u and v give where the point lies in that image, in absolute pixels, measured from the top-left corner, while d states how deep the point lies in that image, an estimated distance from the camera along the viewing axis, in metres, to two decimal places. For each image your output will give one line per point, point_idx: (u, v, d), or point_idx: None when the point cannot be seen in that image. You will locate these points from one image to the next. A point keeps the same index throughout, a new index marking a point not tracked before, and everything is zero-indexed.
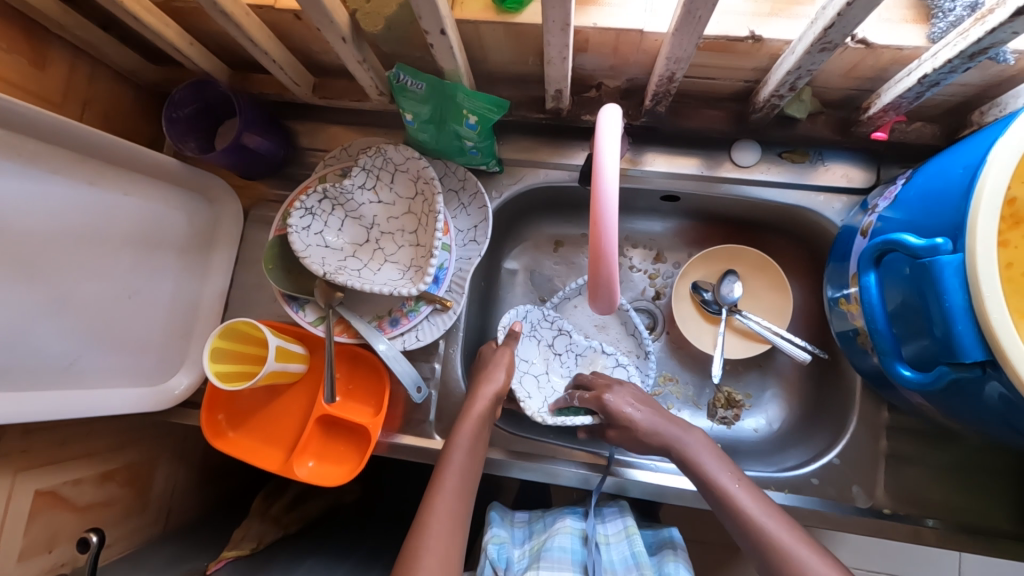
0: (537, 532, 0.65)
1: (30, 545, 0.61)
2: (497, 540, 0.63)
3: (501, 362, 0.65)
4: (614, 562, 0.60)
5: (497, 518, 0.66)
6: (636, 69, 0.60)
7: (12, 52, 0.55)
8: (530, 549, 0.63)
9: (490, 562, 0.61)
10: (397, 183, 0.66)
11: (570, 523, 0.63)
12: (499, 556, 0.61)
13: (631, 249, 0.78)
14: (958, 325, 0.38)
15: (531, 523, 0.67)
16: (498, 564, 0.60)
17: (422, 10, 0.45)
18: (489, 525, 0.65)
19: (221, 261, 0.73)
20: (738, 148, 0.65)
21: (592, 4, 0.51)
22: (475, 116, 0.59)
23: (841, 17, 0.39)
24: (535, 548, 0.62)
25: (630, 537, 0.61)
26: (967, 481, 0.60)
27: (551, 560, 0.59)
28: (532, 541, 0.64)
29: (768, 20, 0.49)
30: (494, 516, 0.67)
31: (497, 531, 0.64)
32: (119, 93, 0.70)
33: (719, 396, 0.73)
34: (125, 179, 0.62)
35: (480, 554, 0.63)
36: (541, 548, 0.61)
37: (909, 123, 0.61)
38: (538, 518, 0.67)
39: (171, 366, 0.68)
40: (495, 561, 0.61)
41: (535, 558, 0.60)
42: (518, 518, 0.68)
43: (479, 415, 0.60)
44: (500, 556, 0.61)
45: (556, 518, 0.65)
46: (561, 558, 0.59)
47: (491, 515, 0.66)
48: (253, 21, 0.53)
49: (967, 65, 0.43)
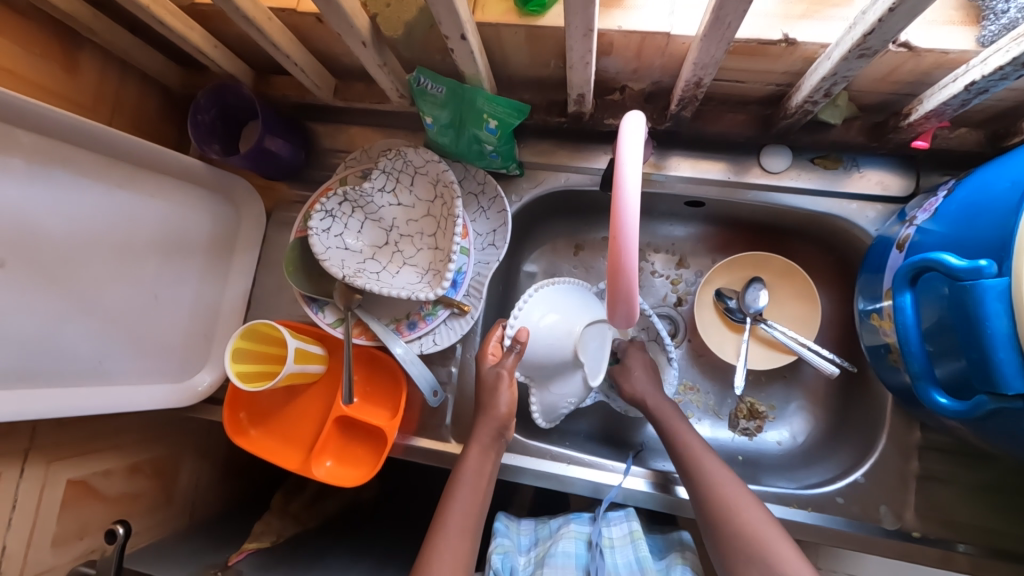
0: (542, 539, 0.64)
1: (63, 532, 0.64)
2: (501, 549, 0.62)
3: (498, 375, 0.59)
4: (619, 567, 0.59)
5: (503, 526, 0.66)
6: (662, 72, 0.58)
7: (45, 59, 0.57)
8: (535, 557, 0.62)
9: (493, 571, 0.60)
10: (417, 186, 0.66)
11: (574, 527, 0.63)
12: (502, 565, 0.61)
13: (653, 254, 0.77)
14: (1000, 354, 0.36)
15: (537, 530, 0.66)
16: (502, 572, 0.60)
17: (441, 16, 0.45)
18: (494, 532, 0.65)
19: (244, 262, 0.74)
20: (766, 154, 0.62)
21: (616, 6, 0.50)
22: (496, 121, 0.58)
23: (882, 23, 0.37)
24: (540, 555, 0.62)
25: (636, 542, 0.60)
26: (1004, 507, 0.57)
27: (554, 567, 0.58)
28: (537, 548, 0.63)
29: (803, 22, 0.47)
30: (500, 525, 0.66)
31: (501, 540, 0.64)
32: (148, 95, 0.71)
33: (741, 408, 0.71)
34: (152, 181, 0.63)
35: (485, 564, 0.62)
36: (546, 554, 0.61)
37: (952, 129, 0.58)
38: (543, 525, 0.67)
39: (195, 364, 0.70)
40: (498, 570, 0.60)
41: (538, 565, 0.60)
42: (525, 523, 0.68)
43: (486, 440, 0.58)
44: (504, 565, 0.61)
45: (560, 524, 0.65)
46: (563, 564, 0.59)
47: (495, 524, 0.66)
48: (275, 25, 0.53)
49: (1019, 72, 0.41)
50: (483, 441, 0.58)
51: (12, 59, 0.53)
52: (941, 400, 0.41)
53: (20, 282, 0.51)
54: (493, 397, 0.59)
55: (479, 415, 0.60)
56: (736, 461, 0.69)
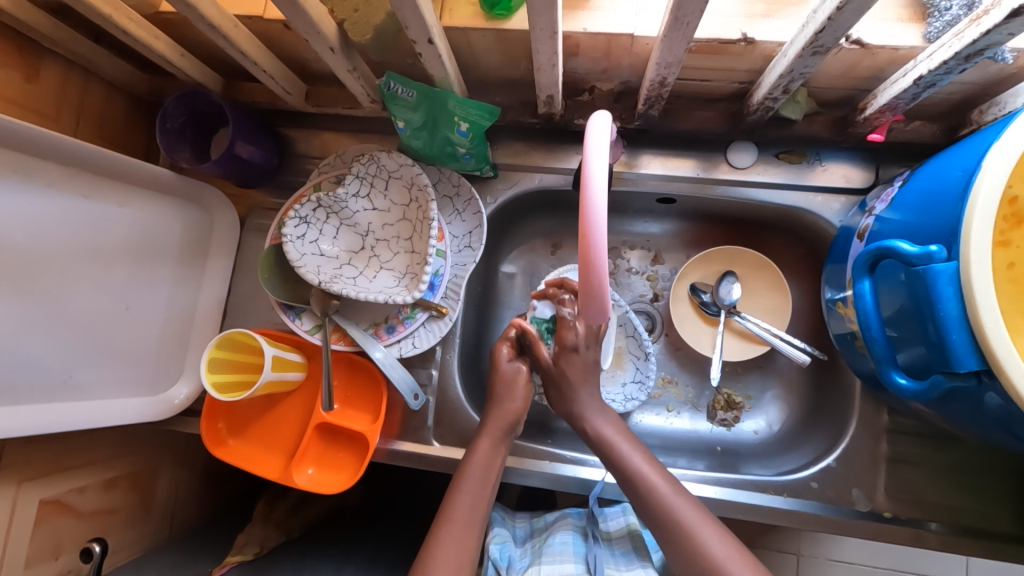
0: (538, 531, 0.66)
1: (37, 552, 0.63)
2: (499, 539, 0.64)
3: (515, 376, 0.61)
4: (616, 557, 0.61)
5: (499, 517, 0.68)
6: (629, 72, 0.59)
7: (4, 68, 0.56)
8: (532, 548, 0.63)
9: (492, 561, 0.61)
10: (391, 190, 0.66)
11: (571, 522, 0.64)
12: (501, 555, 0.62)
13: (629, 251, 0.78)
14: (953, 335, 0.38)
15: (532, 522, 0.68)
16: (501, 562, 0.61)
17: (407, 20, 0.45)
18: (492, 525, 0.66)
19: (218, 270, 0.73)
20: (733, 150, 0.64)
21: (581, 9, 0.51)
22: (468, 123, 0.59)
23: (832, 21, 0.39)
24: (537, 547, 0.63)
25: (633, 535, 0.62)
26: (970, 486, 0.59)
27: (552, 558, 0.59)
28: (533, 540, 0.65)
29: (762, 22, 0.48)
30: (497, 516, 0.68)
31: (499, 531, 0.65)
32: (115, 103, 0.70)
33: (718, 399, 0.73)
34: (120, 192, 0.62)
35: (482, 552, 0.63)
36: (543, 547, 0.62)
37: (907, 122, 0.60)
38: (538, 516, 0.69)
39: (171, 375, 0.69)
40: (497, 559, 0.61)
41: (536, 555, 0.61)
42: (521, 520, 0.69)
43: (497, 431, 0.59)
44: (502, 554, 0.62)
45: (557, 518, 0.67)
46: (562, 551, 0.60)
47: (494, 514, 0.67)
48: (242, 32, 0.53)
49: (963, 66, 0.42)
50: (495, 431, 0.59)
51: None
52: (901, 381, 0.43)
53: None
54: (509, 395, 0.60)
55: (496, 404, 0.61)
56: (715, 452, 0.71)
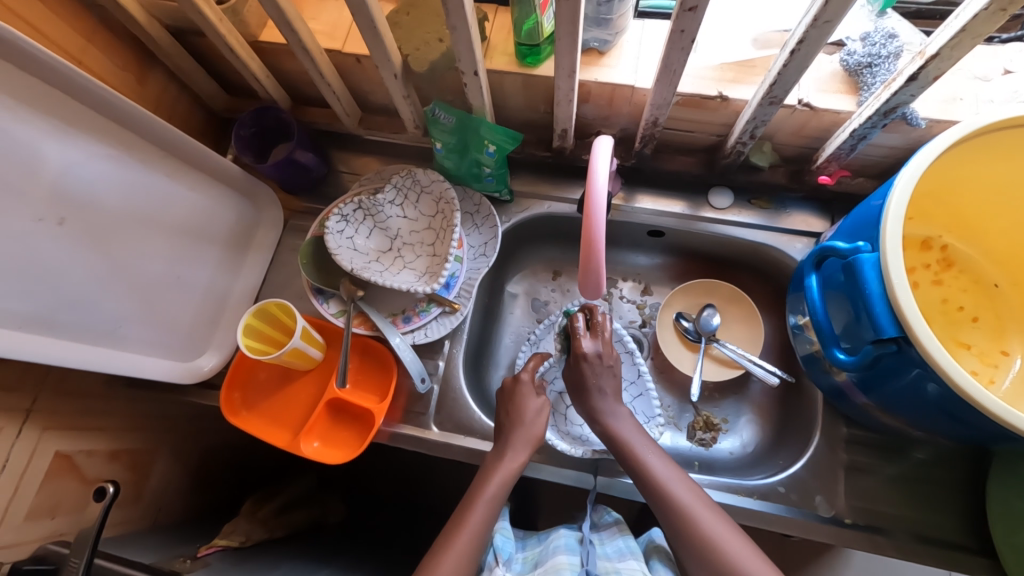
0: (532, 545, 0.68)
1: (40, 505, 0.65)
2: (504, 531, 0.67)
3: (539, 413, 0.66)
4: (608, 553, 0.63)
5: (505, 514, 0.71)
6: (630, 120, 0.72)
7: (123, 70, 0.69)
8: (527, 556, 0.66)
9: (493, 547, 0.64)
10: (421, 203, 0.77)
11: (564, 531, 0.66)
12: (502, 545, 0.65)
13: (622, 281, 0.87)
14: (877, 308, 0.47)
15: (527, 538, 0.70)
16: (501, 551, 0.64)
17: (460, 55, 0.58)
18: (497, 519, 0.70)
19: (259, 259, 0.82)
20: (712, 192, 0.76)
21: (594, 64, 0.65)
22: (495, 146, 0.70)
23: (780, 77, 0.52)
24: (532, 555, 0.65)
25: (625, 537, 0.65)
26: (926, 501, 0.64)
27: (547, 558, 0.62)
28: (530, 549, 0.67)
29: (733, 85, 0.62)
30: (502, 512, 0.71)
31: (504, 526, 0.68)
32: (199, 112, 0.83)
33: (698, 420, 0.79)
34: (193, 177, 0.73)
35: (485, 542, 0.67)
36: (540, 554, 0.64)
37: (853, 177, 0.73)
38: (533, 536, 0.71)
39: (200, 346, 0.76)
40: (498, 548, 0.65)
41: (532, 562, 0.63)
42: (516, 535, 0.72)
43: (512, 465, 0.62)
44: (504, 544, 0.65)
45: (550, 533, 0.68)
46: (556, 550, 0.62)
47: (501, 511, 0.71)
48: (324, 59, 0.67)
49: (883, 122, 0.56)
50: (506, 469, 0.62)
51: (98, 65, 0.65)
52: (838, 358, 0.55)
53: (68, 239, 0.58)
54: (535, 419, 0.66)
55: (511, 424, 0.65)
56: (693, 466, 0.76)
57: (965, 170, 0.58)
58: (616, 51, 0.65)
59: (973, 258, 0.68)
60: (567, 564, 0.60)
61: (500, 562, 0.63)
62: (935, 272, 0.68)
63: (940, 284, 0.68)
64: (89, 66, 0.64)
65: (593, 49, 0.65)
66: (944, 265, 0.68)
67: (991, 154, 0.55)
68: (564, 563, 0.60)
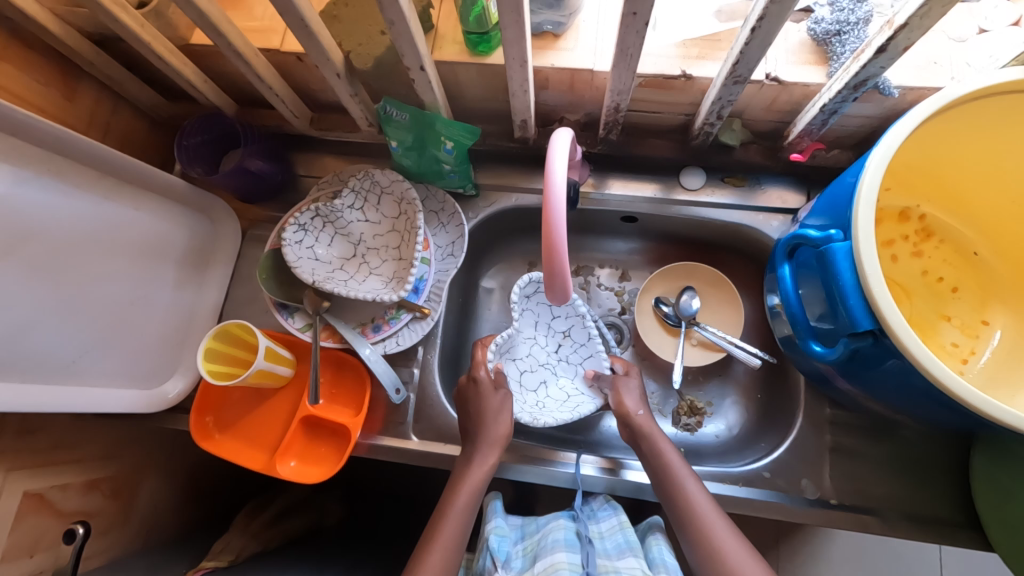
0: (531, 532, 0.67)
1: (15, 547, 0.63)
2: (498, 531, 0.66)
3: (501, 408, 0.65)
4: (608, 550, 0.63)
5: (498, 508, 0.70)
6: (592, 104, 0.69)
7: (46, 86, 0.64)
8: (526, 548, 0.65)
9: (490, 552, 0.64)
10: (383, 205, 0.74)
11: (562, 521, 0.65)
12: (499, 547, 0.65)
13: (599, 269, 0.85)
14: (851, 300, 0.45)
15: (525, 525, 0.69)
16: (498, 554, 0.64)
17: (403, 49, 0.54)
18: (491, 518, 0.69)
19: (219, 273, 0.79)
20: (685, 174, 0.73)
21: (550, 49, 0.61)
22: (452, 142, 0.67)
23: (742, 56, 0.49)
24: (531, 547, 0.64)
25: (625, 529, 0.64)
26: (912, 477, 0.64)
27: (546, 553, 0.60)
28: (528, 540, 0.66)
29: (697, 62, 0.59)
30: (496, 507, 0.70)
31: (499, 524, 0.68)
32: (140, 123, 0.78)
33: (682, 405, 0.78)
34: (136, 197, 0.68)
35: (482, 542, 0.66)
36: (538, 547, 0.63)
37: (828, 149, 0.70)
38: (530, 521, 0.69)
39: (166, 371, 0.73)
40: (494, 550, 0.64)
41: (530, 557, 0.62)
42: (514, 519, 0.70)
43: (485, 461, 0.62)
44: (500, 547, 0.65)
45: (548, 519, 0.67)
46: (553, 547, 0.61)
47: (494, 507, 0.70)
48: (261, 60, 0.62)
49: (854, 95, 0.53)
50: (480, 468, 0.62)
51: (16, 83, 0.60)
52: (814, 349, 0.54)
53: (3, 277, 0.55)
54: (497, 418, 0.64)
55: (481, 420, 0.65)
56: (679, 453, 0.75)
57: (944, 139, 0.56)
58: (572, 32, 0.61)
59: (953, 227, 0.66)
60: (567, 563, 0.58)
61: (500, 567, 0.63)
62: (914, 243, 0.67)
63: (919, 256, 0.66)
64: (6, 86, 0.59)
65: (548, 32, 0.61)
66: (923, 236, 0.67)
67: (969, 123, 0.52)
68: (563, 562, 0.58)
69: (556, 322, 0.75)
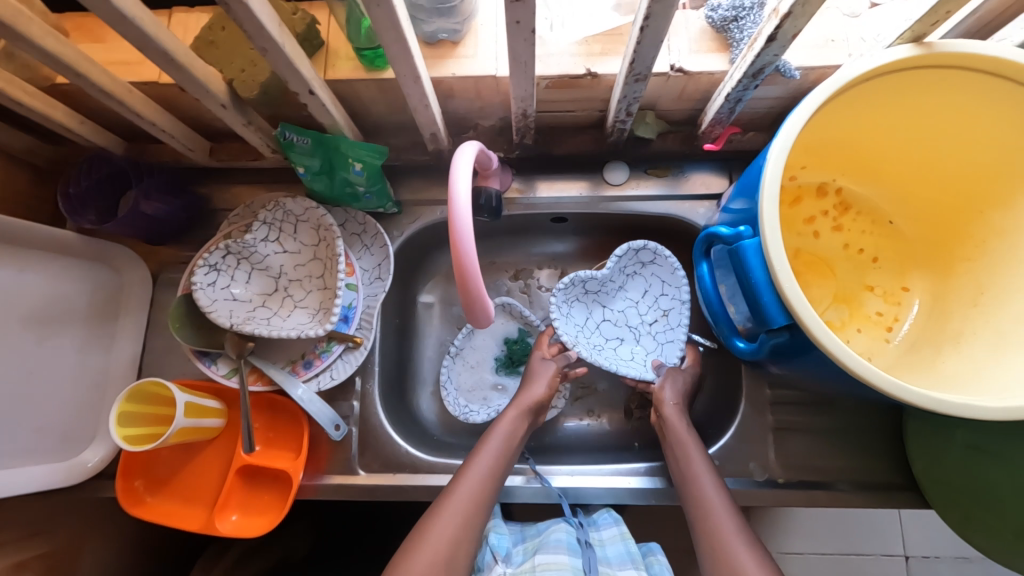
0: (531, 534, 0.66)
1: None
2: (499, 529, 0.67)
3: (545, 375, 0.70)
4: (609, 558, 0.62)
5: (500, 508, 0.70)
6: (503, 109, 0.67)
7: None
8: (525, 546, 0.65)
9: (490, 547, 0.64)
10: (300, 233, 0.70)
11: (563, 523, 0.64)
12: (498, 544, 0.65)
13: (538, 270, 0.84)
14: (766, 296, 0.45)
15: (524, 528, 0.69)
16: (498, 549, 0.64)
17: (285, 75, 0.50)
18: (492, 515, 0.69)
19: (131, 325, 0.73)
20: (608, 169, 0.72)
21: (449, 57, 0.58)
22: (361, 164, 0.64)
23: (637, 55, 0.48)
24: (532, 544, 0.64)
25: (626, 539, 0.64)
26: (853, 446, 0.66)
27: (548, 550, 0.61)
28: (527, 540, 0.66)
29: (601, 59, 0.57)
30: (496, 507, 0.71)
31: (499, 522, 0.68)
32: (19, 172, 0.71)
33: (634, 397, 0.79)
34: (19, 257, 0.63)
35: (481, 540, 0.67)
36: (538, 544, 0.63)
37: (743, 132, 0.70)
38: (530, 526, 0.69)
39: (83, 439, 0.68)
40: (494, 546, 0.65)
41: (530, 553, 0.63)
42: (514, 526, 0.70)
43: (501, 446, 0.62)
44: (500, 543, 0.65)
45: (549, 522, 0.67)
46: (556, 547, 0.61)
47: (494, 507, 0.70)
48: (137, 96, 0.57)
49: (754, 83, 0.53)
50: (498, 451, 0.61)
51: None
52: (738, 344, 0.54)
53: None
54: (533, 386, 0.68)
55: (523, 392, 0.69)
56: (633, 448, 0.76)
57: (849, 117, 0.56)
58: (470, 38, 0.58)
59: (870, 198, 0.67)
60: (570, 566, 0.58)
61: (499, 562, 0.63)
62: (834, 218, 0.68)
63: (840, 229, 0.67)
64: None
65: (445, 40, 0.58)
66: (842, 210, 0.68)
67: (871, 100, 0.53)
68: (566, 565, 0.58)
69: (662, 299, 0.74)
